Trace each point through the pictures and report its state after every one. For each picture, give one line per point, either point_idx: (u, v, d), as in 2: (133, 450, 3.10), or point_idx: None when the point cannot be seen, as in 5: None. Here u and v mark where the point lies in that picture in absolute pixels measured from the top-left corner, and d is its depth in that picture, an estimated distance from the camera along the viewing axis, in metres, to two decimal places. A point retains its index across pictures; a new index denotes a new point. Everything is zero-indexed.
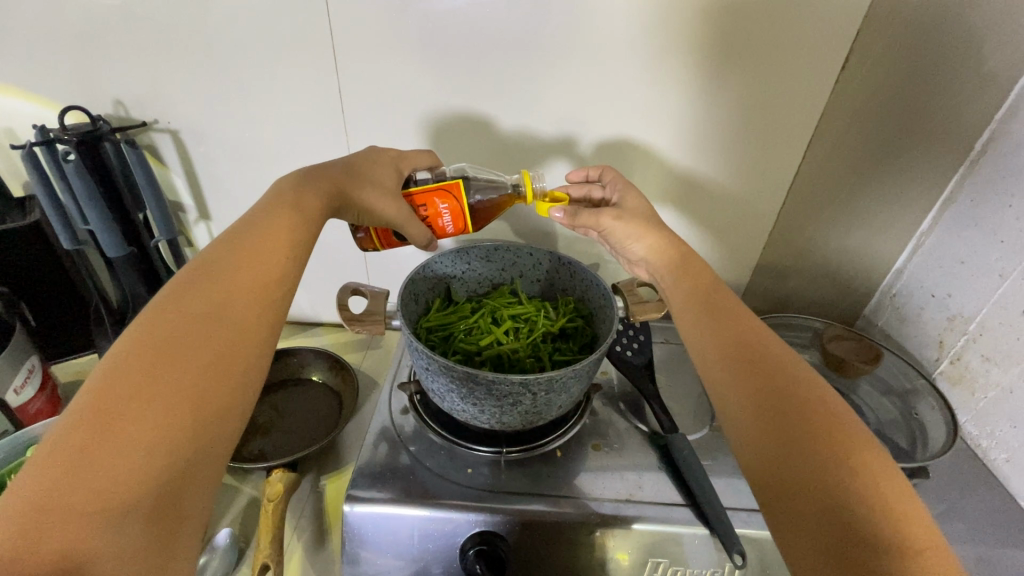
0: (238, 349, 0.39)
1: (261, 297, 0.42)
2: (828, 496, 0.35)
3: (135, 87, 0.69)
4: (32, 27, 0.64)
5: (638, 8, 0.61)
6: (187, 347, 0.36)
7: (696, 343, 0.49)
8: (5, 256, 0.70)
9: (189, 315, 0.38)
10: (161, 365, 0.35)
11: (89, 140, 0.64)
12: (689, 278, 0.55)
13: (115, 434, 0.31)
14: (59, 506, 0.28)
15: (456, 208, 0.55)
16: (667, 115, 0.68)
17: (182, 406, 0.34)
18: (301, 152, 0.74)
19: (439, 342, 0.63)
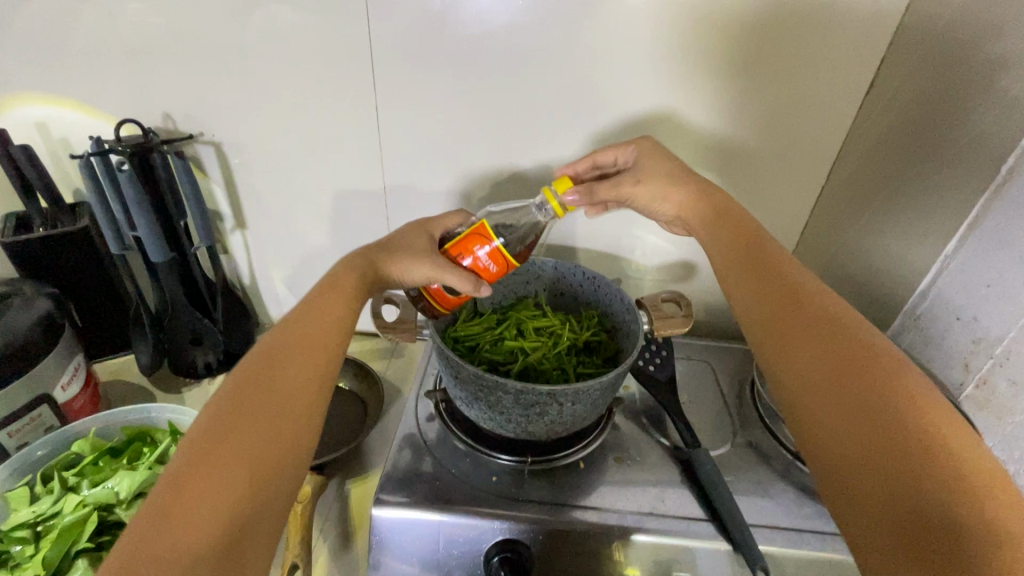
0: (293, 420, 0.42)
1: (313, 371, 0.46)
2: (904, 474, 0.32)
3: (181, 100, 0.72)
4: (93, 45, 0.69)
5: (670, 27, 0.64)
6: (249, 417, 0.40)
7: (740, 293, 0.49)
8: (55, 259, 0.73)
9: (253, 389, 0.42)
10: (227, 436, 0.39)
11: (141, 151, 0.67)
12: (734, 236, 0.55)
13: (187, 496, 0.35)
14: (138, 562, 0.32)
15: (492, 248, 0.53)
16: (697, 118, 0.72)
17: (245, 469, 0.38)
18: (335, 163, 0.77)
19: (466, 352, 0.64)
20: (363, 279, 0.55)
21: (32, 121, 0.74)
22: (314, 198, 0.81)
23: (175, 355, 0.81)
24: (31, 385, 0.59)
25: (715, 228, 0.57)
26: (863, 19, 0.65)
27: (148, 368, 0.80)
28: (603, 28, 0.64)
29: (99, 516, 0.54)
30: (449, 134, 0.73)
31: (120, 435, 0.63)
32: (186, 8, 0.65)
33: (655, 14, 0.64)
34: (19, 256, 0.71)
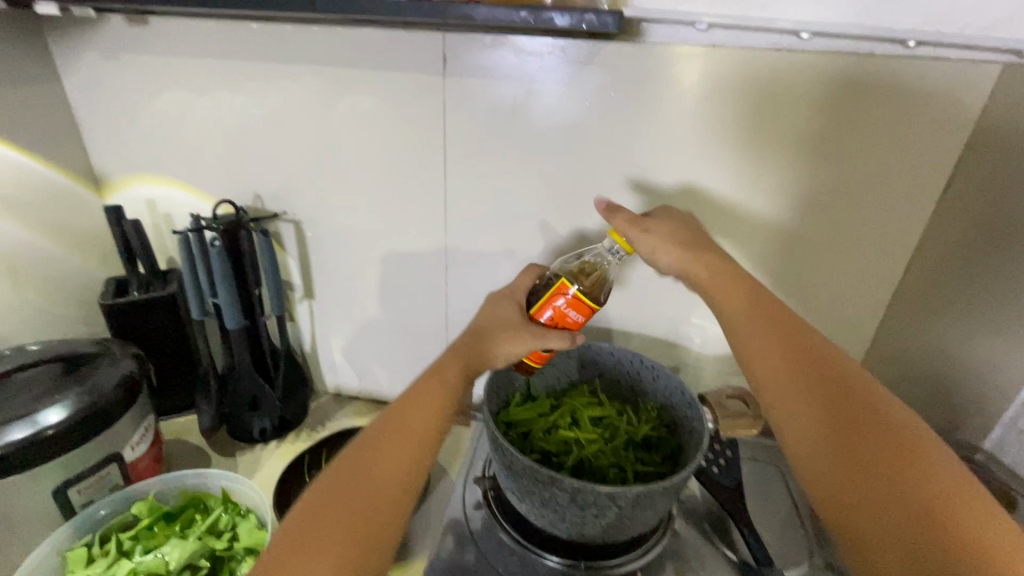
0: (390, 493, 0.45)
1: (413, 449, 0.48)
2: (912, 514, 0.36)
3: (271, 182, 0.80)
4: (205, 136, 0.78)
5: (726, 120, 0.63)
6: (355, 486, 0.44)
7: (747, 340, 0.51)
8: (143, 321, 0.80)
9: (358, 465, 0.45)
10: (335, 505, 0.42)
11: (232, 228, 0.75)
12: (739, 285, 0.55)
13: None
14: None
15: (573, 297, 0.53)
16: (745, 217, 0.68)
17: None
18: (400, 241, 0.81)
19: (518, 439, 0.62)
20: (464, 371, 0.56)
21: (142, 198, 0.84)
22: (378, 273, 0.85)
23: (233, 420, 0.83)
24: (105, 443, 0.62)
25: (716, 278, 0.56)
26: (935, 108, 0.60)
27: (209, 428, 0.84)
28: (655, 125, 0.65)
29: None
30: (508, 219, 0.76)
31: (177, 499, 0.64)
32: (286, 104, 0.74)
33: (710, 110, 0.63)
34: (113, 319, 0.77)
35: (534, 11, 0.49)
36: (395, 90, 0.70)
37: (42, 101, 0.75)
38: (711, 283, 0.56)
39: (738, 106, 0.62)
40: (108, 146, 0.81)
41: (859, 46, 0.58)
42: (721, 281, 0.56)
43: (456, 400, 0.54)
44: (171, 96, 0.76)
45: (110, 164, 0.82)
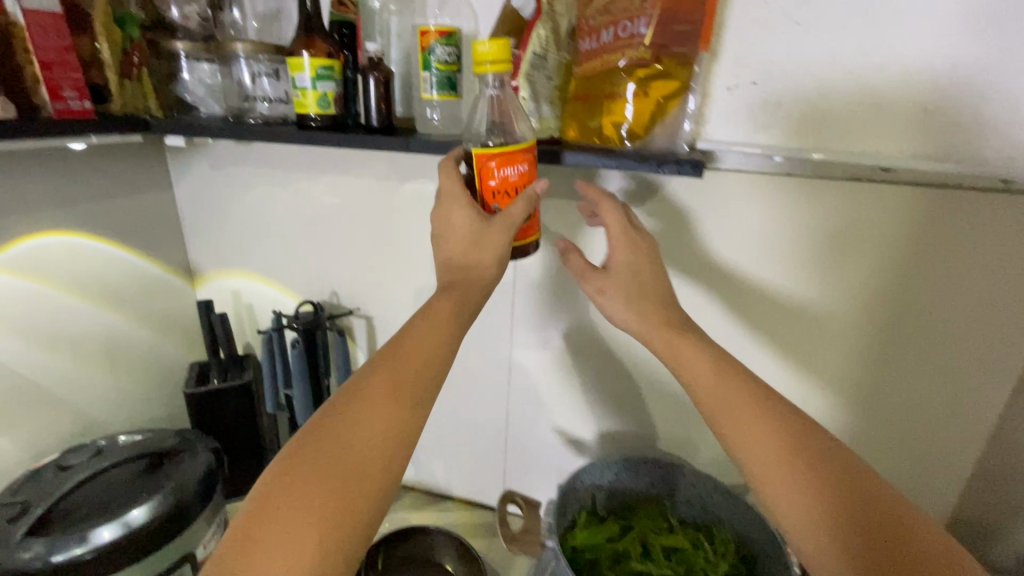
0: (373, 447, 0.41)
1: (395, 410, 0.43)
2: None
3: (347, 280, 0.84)
4: (291, 238, 0.84)
5: (801, 246, 0.63)
6: (342, 439, 0.41)
7: (779, 484, 0.43)
8: (221, 408, 0.83)
9: (341, 421, 0.42)
10: (322, 445, 0.41)
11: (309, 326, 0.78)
12: (763, 420, 0.46)
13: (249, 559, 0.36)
14: None
15: (495, 155, 0.48)
16: (810, 320, 0.65)
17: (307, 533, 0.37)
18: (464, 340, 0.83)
19: (586, 567, 0.60)
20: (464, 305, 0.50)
21: (229, 289, 0.91)
22: None
23: None
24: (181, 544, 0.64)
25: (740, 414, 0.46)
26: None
27: None
28: (723, 232, 0.65)
29: None
30: (574, 324, 0.76)
31: None
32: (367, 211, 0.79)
33: (785, 236, 0.63)
34: (194, 406, 0.82)
35: (614, 158, 0.50)
36: None
37: (155, 206, 0.83)
38: (727, 418, 0.46)
39: (815, 219, 0.61)
40: (205, 243, 0.88)
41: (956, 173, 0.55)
42: (743, 416, 0.46)
43: (456, 330, 0.49)
44: (266, 202, 0.83)
45: (205, 258, 0.90)
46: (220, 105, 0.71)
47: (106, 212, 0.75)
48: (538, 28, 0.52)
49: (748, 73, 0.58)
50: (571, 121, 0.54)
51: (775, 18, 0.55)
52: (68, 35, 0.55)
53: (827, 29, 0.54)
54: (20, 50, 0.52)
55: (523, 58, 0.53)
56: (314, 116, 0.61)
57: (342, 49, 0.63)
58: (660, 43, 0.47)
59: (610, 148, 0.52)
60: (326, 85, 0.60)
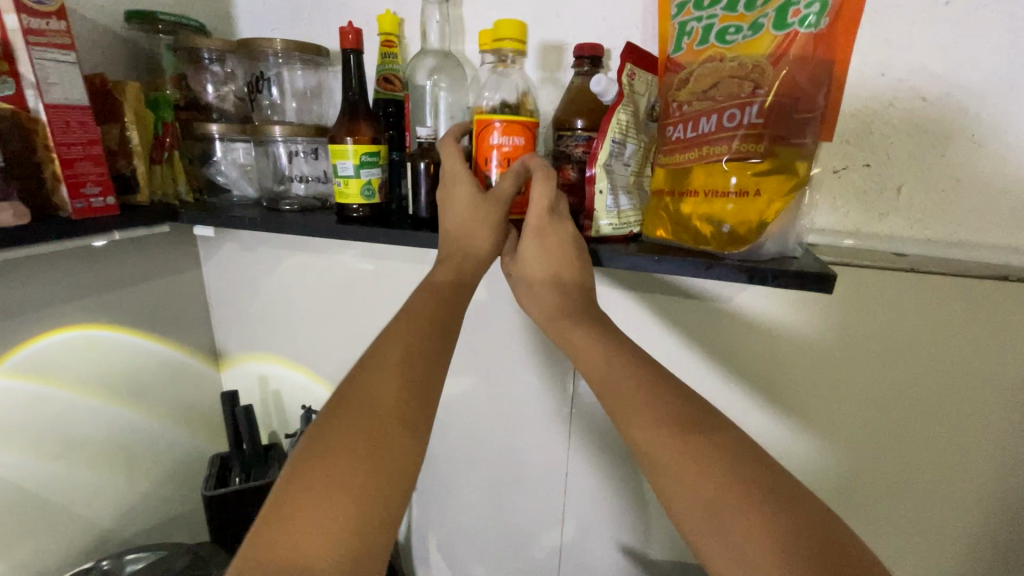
0: (390, 413, 0.35)
1: (400, 373, 0.37)
2: None
3: None
4: (324, 321, 0.77)
5: (936, 361, 0.51)
6: (355, 412, 0.34)
7: (717, 555, 0.31)
8: (238, 513, 0.74)
9: (350, 398, 0.35)
10: (338, 427, 0.34)
11: None
12: (697, 474, 0.33)
13: (294, 527, 0.29)
14: None
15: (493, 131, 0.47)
16: (903, 434, 0.54)
17: (356, 495, 0.31)
18: (512, 438, 0.74)
19: None
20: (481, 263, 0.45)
21: (255, 373, 0.84)
22: (485, 467, 0.77)
23: None
24: None
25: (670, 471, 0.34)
26: None
27: None
28: (815, 331, 0.53)
29: None
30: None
31: None
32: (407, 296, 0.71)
33: (915, 348, 0.51)
34: (212, 510, 0.73)
35: (712, 266, 0.42)
36: None
37: (183, 288, 0.78)
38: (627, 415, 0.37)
39: (937, 325, 0.50)
40: (232, 324, 0.82)
41: None
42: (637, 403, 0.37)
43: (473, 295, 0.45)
44: (298, 284, 0.77)
45: (231, 341, 0.83)
46: (253, 186, 0.67)
47: (132, 299, 0.70)
48: (620, 112, 0.44)
49: (858, 154, 0.50)
50: (654, 215, 0.47)
51: (894, 93, 0.47)
52: (95, 127, 0.50)
53: (959, 105, 0.46)
54: (41, 147, 0.47)
55: (603, 146, 0.44)
56: (356, 206, 0.55)
57: (388, 129, 0.57)
58: (778, 135, 0.39)
59: (706, 250, 0.44)
60: (370, 172, 0.54)
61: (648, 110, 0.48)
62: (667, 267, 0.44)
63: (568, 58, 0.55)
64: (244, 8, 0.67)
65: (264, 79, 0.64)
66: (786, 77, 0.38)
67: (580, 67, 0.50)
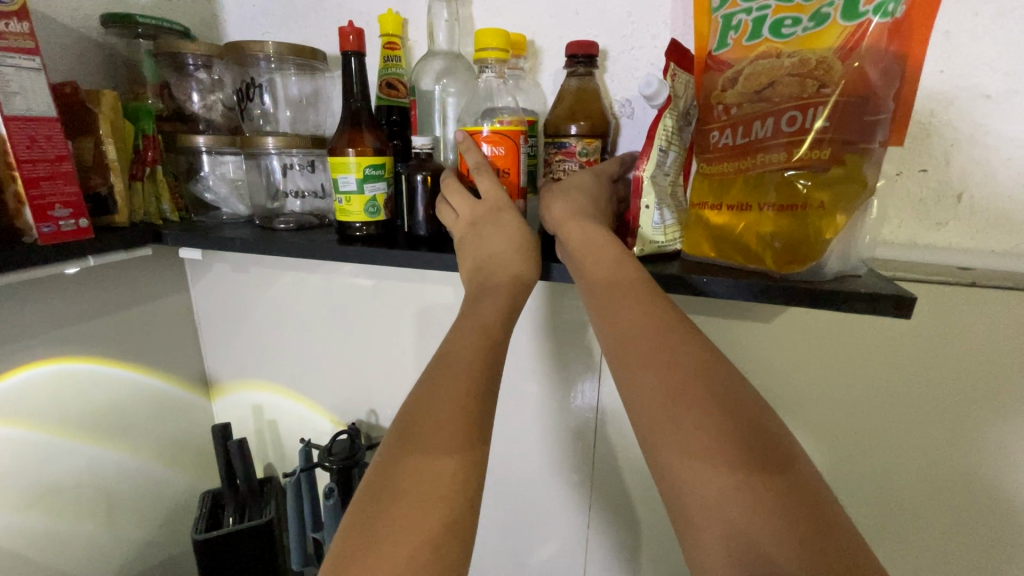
0: (463, 410, 0.31)
1: (466, 386, 0.32)
2: None
3: (389, 397, 0.71)
4: (322, 345, 0.72)
5: (1007, 377, 0.46)
6: (422, 435, 0.30)
7: (669, 451, 0.28)
8: (231, 556, 0.68)
9: (415, 417, 0.31)
10: (410, 454, 0.29)
11: (347, 465, 0.62)
12: (662, 363, 0.31)
13: (413, 446, 0.29)
14: (381, 520, 0.27)
15: (475, 137, 0.45)
16: (952, 448, 0.50)
17: (466, 420, 0.31)
18: (529, 471, 0.68)
19: None
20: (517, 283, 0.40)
21: (249, 403, 0.78)
22: (498, 501, 0.71)
23: None
24: None
25: (658, 373, 0.30)
26: None
27: None
28: (873, 339, 0.49)
29: None
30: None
31: None
32: (415, 319, 0.66)
33: (986, 365, 0.47)
34: (203, 556, 0.67)
35: (767, 286, 0.38)
36: (543, 312, 0.61)
37: (169, 312, 0.72)
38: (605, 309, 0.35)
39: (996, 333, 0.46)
40: (224, 351, 0.76)
41: None
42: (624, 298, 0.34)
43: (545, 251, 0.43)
44: (292, 306, 0.71)
45: (223, 369, 0.77)
46: (244, 204, 0.61)
47: (112, 328, 0.64)
48: (666, 117, 0.40)
49: (914, 158, 0.45)
50: (698, 229, 0.42)
51: (957, 92, 0.43)
52: (64, 141, 0.44)
53: None
54: (1, 165, 0.42)
55: (649, 158, 0.40)
56: (359, 225, 0.49)
57: (393, 139, 0.52)
58: (847, 139, 0.35)
59: (762, 269, 0.39)
60: (375, 187, 0.49)
61: (688, 112, 0.43)
62: (719, 288, 0.39)
63: (549, 63, 0.52)
64: (234, 12, 0.62)
65: (255, 86, 0.59)
66: (856, 71, 0.34)
67: (573, 68, 0.46)
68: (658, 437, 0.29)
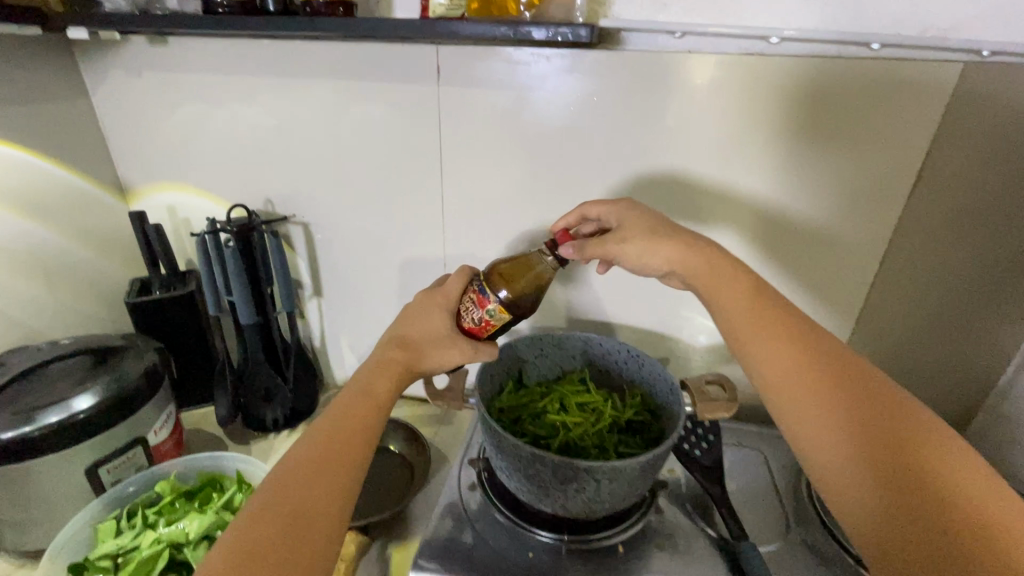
0: (373, 405, 0.54)
1: (334, 487, 0.47)
2: (891, 438, 0.43)
3: (283, 187, 0.86)
4: (219, 146, 0.84)
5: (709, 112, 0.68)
6: (281, 507, 0.44)
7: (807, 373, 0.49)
8: (162, 318, 0.85)
9: (277, 496, 0.45)
10: (266, 517, 0.43)
11: (244, 230, 0.81)
12: (764, 313, 0.54)
13: (335, 426, 0.51)
14: (310, 464, 0.48)
15: None
16: (732, 210, 0.73)
17: (370, 413, 0.53)
18: (403, 243, 0.87)
19: (509, 424, 0.66)
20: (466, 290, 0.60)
21: (163, 204, 0.91)
22: (381, 272, 0.90)
23: (248, 409, 0.89)
24: (131, 427, 0.68)
25: (762, 325, 0.53)
26: (908, 89, 0.63)
27: (225, 419, 0.90)
28: (622, 96, 0.69)
29: (171, 552, 0.61)
30: (530, 222, 0.80)
31: (195, 479, 0.70)
32: (296, 114, 0.80)
33: (696, 108, 0.68)
34: (138, 316, 0.84)
35: (514, 24, 0.53)
36: (396, 102, 0.76)
37: (73, 119, 0.81)
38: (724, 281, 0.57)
39: (724, 102, 0.67)
40: (133, 156, 0.87)
41: (841, 49, 0.63)
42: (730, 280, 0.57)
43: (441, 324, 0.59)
44: (187, 111, 0.82)
45: (135, 174, 0.89)
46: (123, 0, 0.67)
47: (21, 120, 0.73)
48: None
49: None
50: None
51: None
52: None
53: None
54: None
55: None
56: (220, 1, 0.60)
57: None
58: None
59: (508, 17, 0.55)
60: None
61: None
62: (481, 28, 0.53)
63: None
64: None
65: None
66: None
67: None
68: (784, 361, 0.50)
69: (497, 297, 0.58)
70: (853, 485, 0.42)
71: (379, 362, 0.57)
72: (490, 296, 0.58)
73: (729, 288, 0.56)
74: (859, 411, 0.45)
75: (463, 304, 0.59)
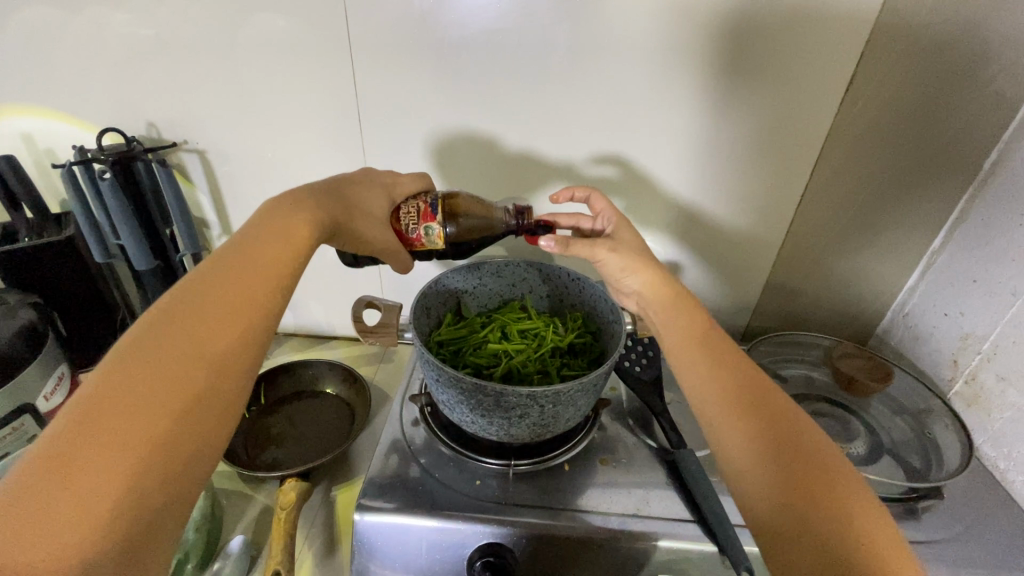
0: (282, 259, 0.45)
1: (239, 333, 0.40)
2: (809, 494, 0.39)
3: (167, 109, 0.73)
4: (73, 56, 0.69)
5: (651, 12, 0.62)
6: (166, 348, 0.36)
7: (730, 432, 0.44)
8: (37, 269, 0.73)
9: (161, 337, 0.37)
10: (148, 358, 0.35)
11: (124, 159, 0.69)
12: (692, 354, 0.50)
13: (232, 275, 0.42)
14: (192, 310, 0.39)
15: None
16: (662, 205, 0.76)
17: (276, 271, 0.44)
18: (320, 171, 0.78)
19: (450, 356, 0.64)
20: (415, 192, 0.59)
21: (16, 132, 0.75)
22: None
23: None
24: (13, 395, 0.59)
25: (695, 372, 0.49)
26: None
27: None
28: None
29: None
30: (458, 140, 0.74)
31: None
32: (169, 16, 0.66)
33: (636, 13, 0.62)
34: (6, 268, 0.71)
35: None
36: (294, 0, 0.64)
37: None
38: (660, 307, 0.54)
39: (664, 43, 0.64)
40: None
41: None
42: (670, 306, 0.53)
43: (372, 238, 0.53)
44: (21, 12, 0.66)
45: None
46: None
47: None
48: None
49: None
50: None
51: None
52: None
53: None
54: None
55: None
56: None
57: None
58: None
59: None
60: None
61: None
62: None
63: None
64: None
65: None
66: None
67: None
68: (711, 413, 0.46)
69: (443, 225, 0.57)
70: (745, 460, 0.42)
71: (293, 207, 0.48)
72: (439, 217, 0.57)
73: (653, 288, 0.54)
74: (754, 404, 0.45)
75: (408, 206, 0.57)
